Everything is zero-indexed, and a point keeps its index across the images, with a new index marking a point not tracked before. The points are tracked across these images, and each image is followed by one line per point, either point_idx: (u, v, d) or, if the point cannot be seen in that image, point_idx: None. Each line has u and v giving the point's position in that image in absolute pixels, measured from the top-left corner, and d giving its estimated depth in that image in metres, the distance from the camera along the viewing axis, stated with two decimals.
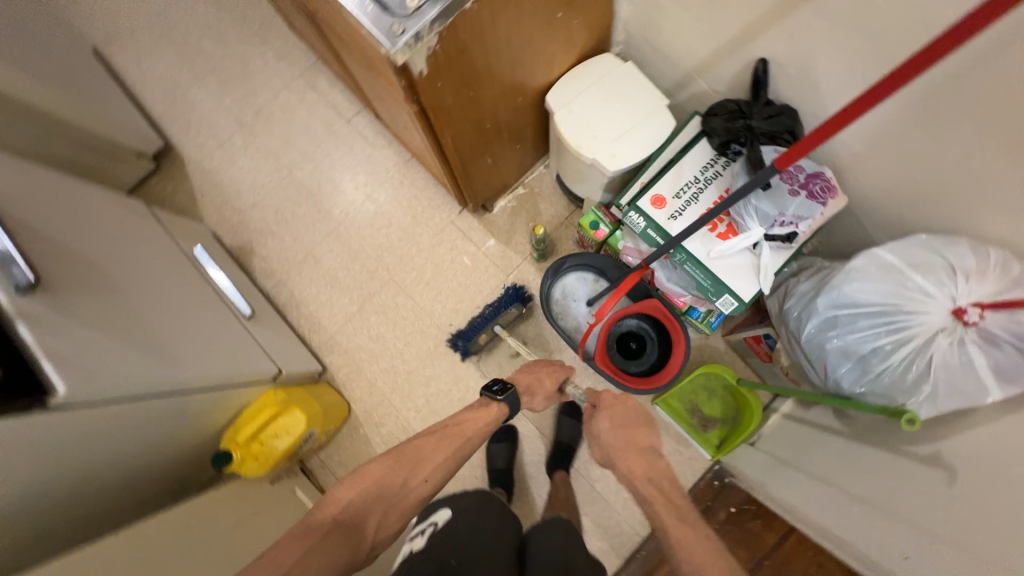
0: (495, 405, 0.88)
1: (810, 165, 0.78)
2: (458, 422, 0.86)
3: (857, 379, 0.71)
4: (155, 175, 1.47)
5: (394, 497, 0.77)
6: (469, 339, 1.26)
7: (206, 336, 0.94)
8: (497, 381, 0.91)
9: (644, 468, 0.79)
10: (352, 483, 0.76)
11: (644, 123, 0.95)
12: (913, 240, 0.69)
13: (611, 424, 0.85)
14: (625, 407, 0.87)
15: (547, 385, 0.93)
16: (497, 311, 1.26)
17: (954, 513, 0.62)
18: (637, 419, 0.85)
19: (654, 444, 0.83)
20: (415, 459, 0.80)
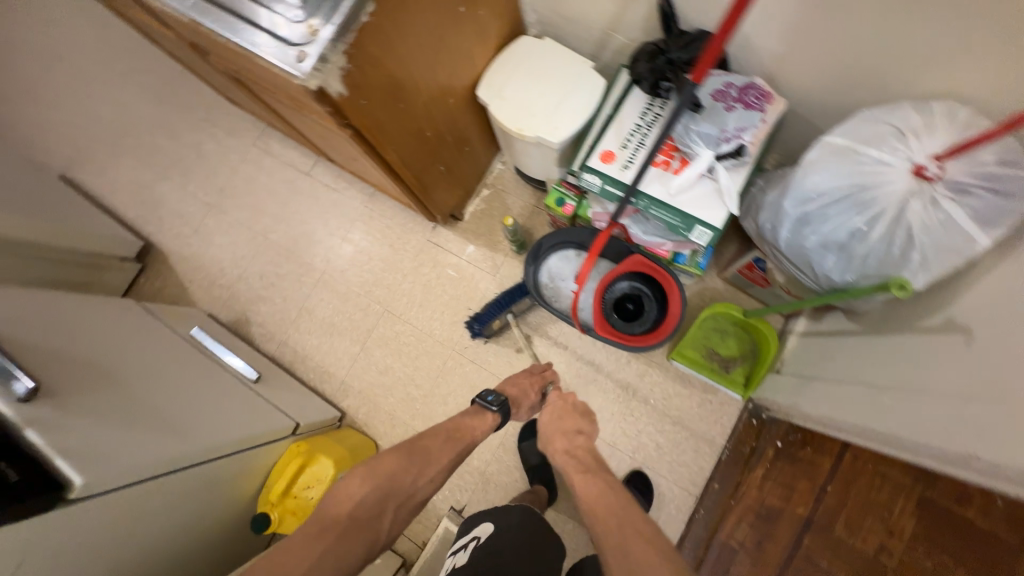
0: (490, 415, 0.88)
1: (740, 79, 0.79)
2: (460, 425, 0.85)
3: (847, 267, 0.70)
4: (142, 275, 1.52)
5: (404, 495, 0.75)
6: (483, 323, 1.25)
7: (217, 406, 0.96)
8: (491, 391, 0.90)
9: (564, 445, 0.83)
10: (362, 478, 0.73)
11: (576, 89, 0.96)
12: (856, 118, 0.69)
13: (550, 417, 0.88)
14: (565, 403, 0.90)
15: (531, 396, 0.95)
16: (512, 296, 1.24)
17: (978, 369, 0.60)
18: (570, 408, 0.88)
19: (582, 427, 0.86)
20: (424, 458, 0.78)
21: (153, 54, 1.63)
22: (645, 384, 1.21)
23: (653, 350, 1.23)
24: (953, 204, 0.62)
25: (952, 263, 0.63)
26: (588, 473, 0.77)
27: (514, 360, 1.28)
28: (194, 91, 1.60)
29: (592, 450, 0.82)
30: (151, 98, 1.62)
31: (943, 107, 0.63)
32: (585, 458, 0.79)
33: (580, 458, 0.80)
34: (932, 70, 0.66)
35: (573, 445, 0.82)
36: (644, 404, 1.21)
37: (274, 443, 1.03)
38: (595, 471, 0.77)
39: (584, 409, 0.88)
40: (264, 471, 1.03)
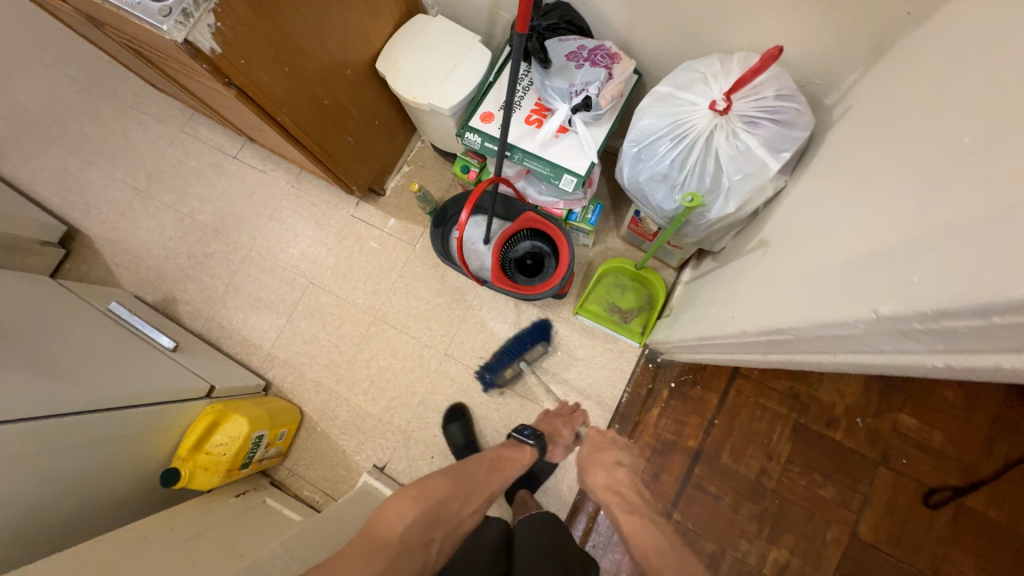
0: (527, 448, 0.94)
1: (591, 42, 0.89)
2: (503, 457, 0.90)
3: (674, 198, 0.80)
4: (67, 261, 1.52)
5: (449, 523, 0.76)
6: (495, 371, 1.28)
7: (124, 367, 0.99)
8: (527, 425, 0.97)
9: (605, 479, 0.86)
10: (413, 500, 0.73)
11: (462, 60, 1.05)
12: (679, 68, 0.80)
13: (588, 448, 0.94)
14: (603, 436, 0.95)
15: (565, 434, 1.01)
16: (525, 345, 1.27)
17: (766, 270, 0.71)
18: (608, 442, 0.94)
19: (621, 459, 0.89)
20: (470, 485, 0.82)
21: (81, 44, 1.65)
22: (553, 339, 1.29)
23: (560, 307, 1.31)
24: (748, 136, 0.72)
25: (749, 186, 0.75)
26: (632, 509, 0.78)
27: (433, 324, 1.34)
28: (122, 80, 1.63)
29: (633, 484, 0.85)
30: (77, 88, 1.63)
31: (739, 56, 0.74)
32: (629, 495, 0.81)
33: (623, 494, 0.82)
34: (736, 26, 0.78)
35: (615, 479, 0.85)
36: (553, 358, 1.29)
37: (187, 403, 1.07)
38: (638, 510, 0.78)
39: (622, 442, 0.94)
40: (180, 430, 1.06)
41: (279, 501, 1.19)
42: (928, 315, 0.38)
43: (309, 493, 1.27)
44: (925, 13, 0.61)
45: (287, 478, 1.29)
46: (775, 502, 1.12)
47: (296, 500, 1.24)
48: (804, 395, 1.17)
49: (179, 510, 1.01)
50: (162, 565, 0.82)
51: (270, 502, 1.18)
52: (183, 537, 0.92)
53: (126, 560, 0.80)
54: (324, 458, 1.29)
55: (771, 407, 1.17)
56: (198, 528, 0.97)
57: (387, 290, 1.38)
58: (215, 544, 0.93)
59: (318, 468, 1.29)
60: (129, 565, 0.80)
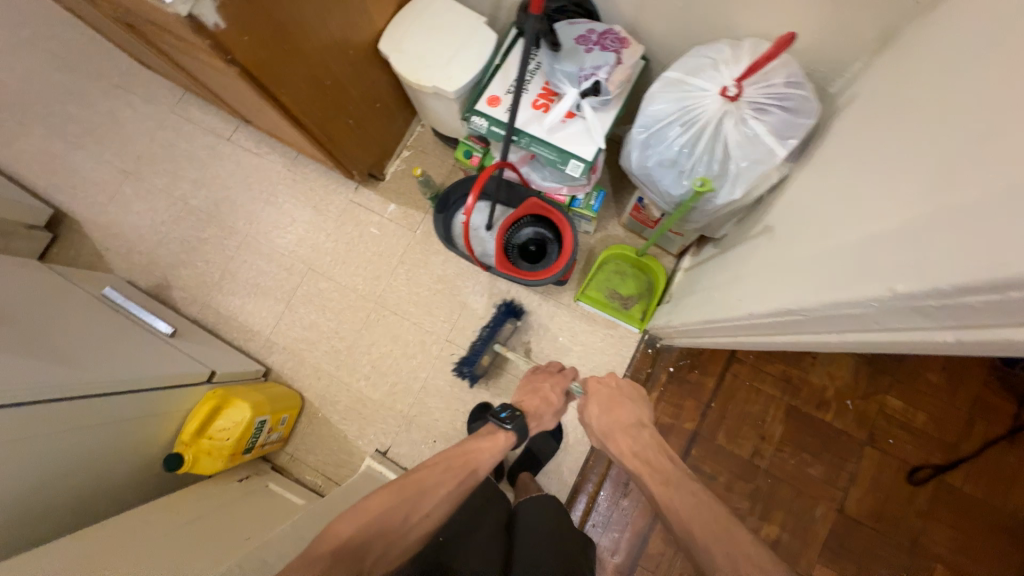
0: (504, 433, 0.85)
1: (600, 26, 0.89)
2: (464, 453, 0.81)
3: (683, 184, 0.81)
4: (54, 245, 1.48)
5: (395, 534, 0.70)
6: (472, 364, 1.27)
7: (124, 353, 0.98)
8: (505, 407, 0.88)
9: (630, 445, 0.83)
10: (353, 516, 0.68)
11: (468, 42, 1.03)
12: (688, 54, 0.80)
13: (599, 411, 0.89)
14: (610, 392, 0.91)
15: (554, 400, 0.94)
16: (494, 329, 1.28)
17: (772, 253, 0.73)
18: (620, 397, 0.90)
19: (641, 418, 0.87)
20: (418, 491, 0.74)
21: (63, 19, 1.58)
22: (554, 325, 1.31)
23: (561, 293, 1.32)
24: (756, 122, 0.73)
25: (756, 172, 0.76)
26: (665, 478, 0.77)
27: (435, 310, 1.34)
28: (108, 58, 1.57)
29: (658, 446, 0.83)
30: (59, 66, 1.57)
31: (749, 43, 0.74)
32: (655, 459, 0.80)
33: (649, 461, 0.80)
34: (744, 12, 0.78)
35: (639, 444, 0.83)
36: (554, 344, 1.30)
37: (188, 388, 1.06)
38: (669, 475, 0.77)
39: (630, 395, 0.90)
40: (181, 415, 1.05)
41: (282, 485, 1.19)
42: (945, 293, 0.39)
43: (311, 478, 1.28)
44: (934, 2, 0.62)
45: (289, 463, 1.29)
46: (766, 481, 1.16)
47: (298, 485, 1.25)
48: (798, 380, 1.20)
49: (181, 495, 1.01)
50: (167, 550, 0.81)
51: (273, 486, 1.18)
52: (185, 522, 0.91)
53: (129, 546, 0.79)
54: (325, 442, 1.29)
55: (765, 389, 1.21)
56: (198, 513, 0.96)
57: (387, 277, 1.37)
58: (216, 529, 0.92)
59: (319, 453, 1.29)
60: (132, 550, 0.79)
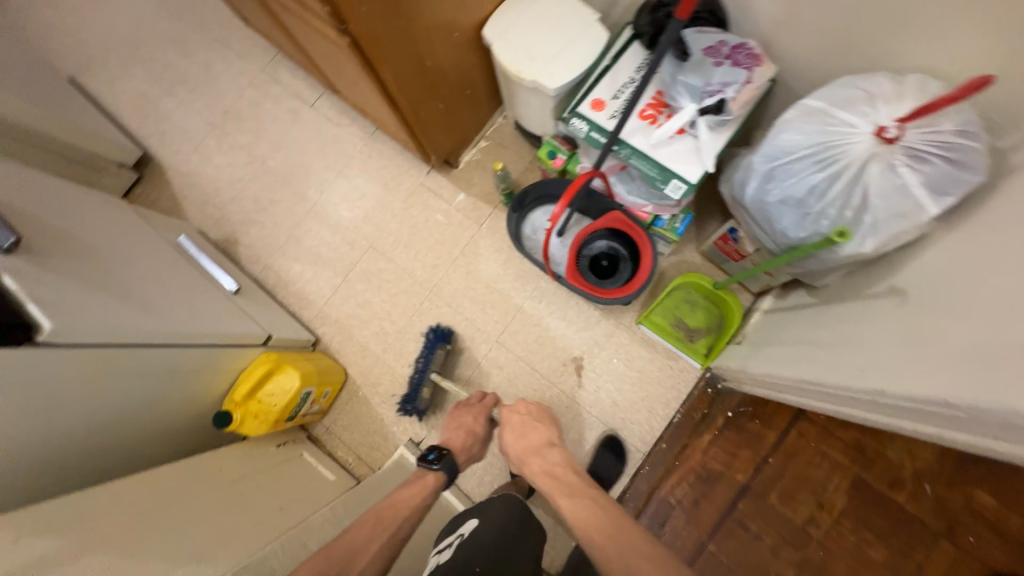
0: (433, 474, 0.86)
1: (734, 38, 0.81)
2: (390, 506, 0.77)
3: (803, 225, 0.74)
4: (138, 184, 1.54)
5: None
6: (413, 399, 1.22)
7: (195, 305, 1.00)
8: (432, 449, 0.89)
9: (539, 463, 0.85)
10: None
11: (578, 38, 0.97)
12: (836, 83, 0.72)
13: (514, 438, 0.91)
14: (524, 418, 0.93)
15: (479, 431, 0.97)
16: (427, 359, 1.23)
17: (906, 321, 0.64)
18: (531, 423, 0.92)
19: (551, 439, 0.89)
20: (348, 551, 0.68)
21: None
22: (610, 345, 1.25)
23: (623, 313, 1.26)
24: (910, 171, 0.64)
25: (899, 228, 0.67)
26: (572, 492, 0.76)
27: (489, 308, 1.31)
28: (211, 11, 1.60)
29: (568, 462, 0.84)
30: (166, 14, 1.62)
31: (917, 79, 0.65)
32: (564, 475, 0.81)
33: (560, 477, 0.81)
34: (913, 43, 0.68)
35: (549, 462, 0.84)
36: (607, 365, 1.24)
37: (244, 349, 1.06)
38: (575, 487, 0.77)
39: (543, 418, 0.94)
40: (234, 374, 1.07)
41: (316, 457, 1.20)
42: None
43: (343, 454, 1.28)
44: None
45: (323, 436, 1.30)
46: (820, 556, 0.97)
47: (330, 458, 1.25)
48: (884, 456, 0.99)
49: (226, 451, 1.02)
50: (211, 512, 0.82)
51: (308, 457, 1.19)
52: (228, 482, 0.92)
53: (179, 499, 0.80)
54: (361, 422, 1.29)
55: (836, 456, 1.01)
56: (242, 474, 0.97)
57: (446, 267, 1.35)
58: (254, 494, 0.92)
59: (354, 431, 1.29)
60: (181, 505, 0.80)
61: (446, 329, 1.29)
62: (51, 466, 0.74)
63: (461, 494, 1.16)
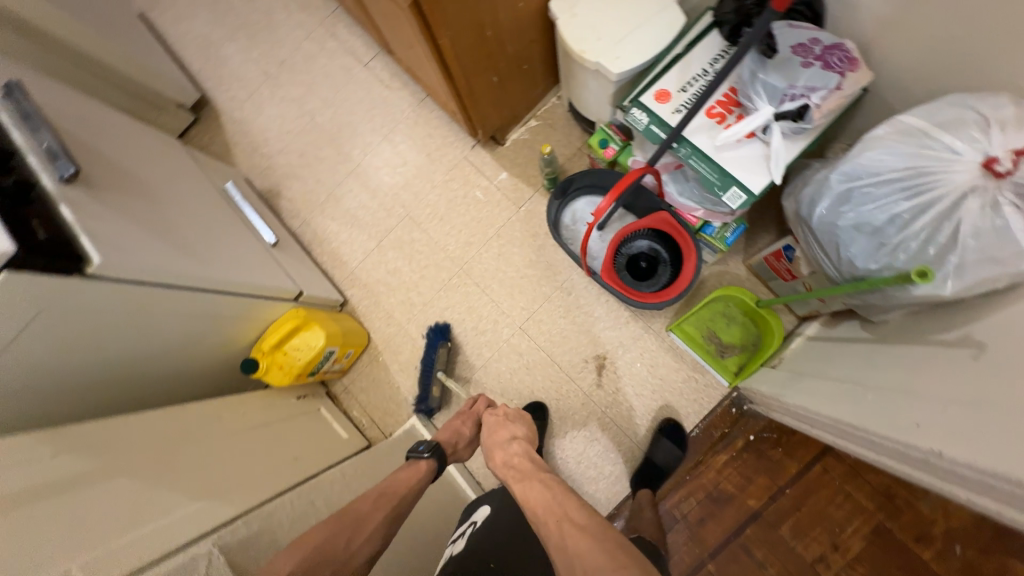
0: (424, 461, 0.84)
1: (829, 37, 0.72)
2: (391, 484, 0.78)
3: (875, 257, 0.67)
4: (194, 126, 1.58)
5: (336, 564, 0.64)
6: (423, 399, 1.21)
7: (233, 255, 1.02)
8: (420, 440, 0.87)
9: (501, 455, 0.83)
10: (290, 553, 0.63)
11: (651, 21, 0.90)
12: (942, 100, 0.64)
13: (485, 434, 0.89)
14: (498, 417, 0.91)
15: (467, 431, 0.93)
16: (431, 358, 1.22)
17: (979, 379, 0.57)
18: (502, 420, 0.90)
19: (517, 433, 0.86)
20: (355, 519, 0.70)
21: None
22: (636, 348, 1.21)
23: (654, 317, 1.21)
24: (1015, 212, 0.56)
25: (992, 276, 0.58)
26: (525, 482, 0.74)
27: (516, 293, 1.29)
28: None
29: (529, 453, 0.81)
30: None
31: None
32: (523, 464, 0.78)
33: (518, 467, 0.78)
34: None
35: (510, 455, 0.81)
36: (630, 368, 1.20)
37: (275, 302, 1.09)
38: (530, 476, 0.75)
39: (516, 417, 0.91)
40: (264, 324, 1.10)
41: (332, 414, 1.24)
42: None
43: (357, 415, 1.31)
44: None
45: (341, 394, 1.34)
46: None
47: (345, 417, 1.29)
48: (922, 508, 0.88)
49: (250, 397, 1.06)
50: (231, 454, 0.85)
51: (325, 412, 1.23)
52: (248, 427, 0.96)
53: (202, 438, 0.84)
54: (378, 386, 1.32)
55: (861, 499, 0.95)
56: (261, 422, 1.01)
57: (479, 245, 1.33)
58: (272, 443, 0.96)
59: (371, 394, 1.32)
60: (203, 443, 0.83)
61: (444, 325, 1.29)
62: (88, 385, 0.78)
63: (466, 473, 1.18)
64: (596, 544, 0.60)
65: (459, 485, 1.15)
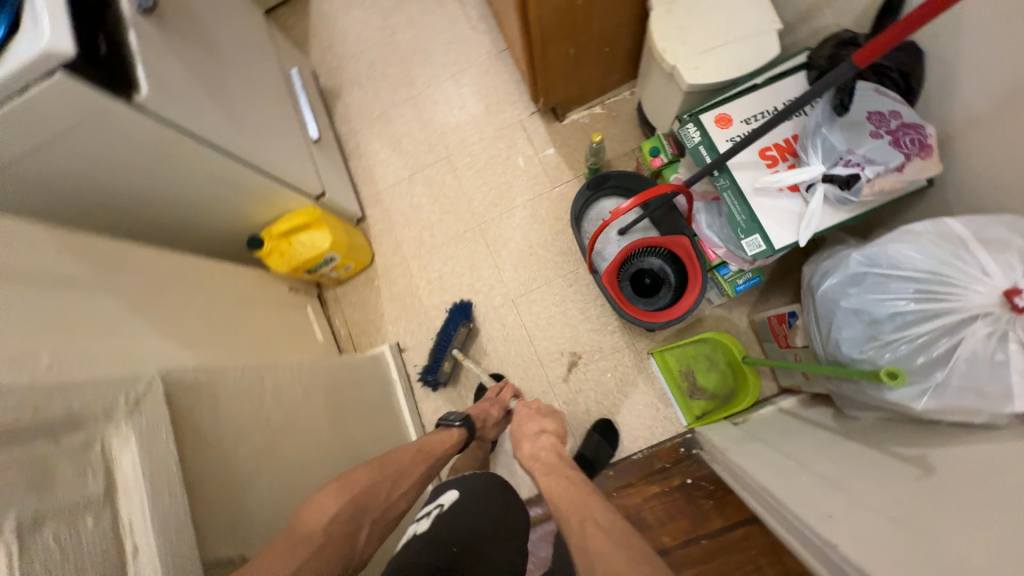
0: (455, 431, 0.89)
1: (911, 115, 0.68)
2: (430, 446, 0.83)
3: (862, 346, 0.65)
4: (283, 5, 1.60)
5: (377, 508, 0.69)
6: (436, 372, 1.22)
7: (272, 136, 1.06)
8: (453, 410, 0.93)
9: (529, 447, 0.84)
10: (335, 493, 0.65)
11: (744, 42, 0.86)
12: (997, 216, 0.60)
13: (514, 425, 0.92)
14: (530, 411, 0.93)
15: (494, 414, 0.99)
16: (449, 334, 1.23)
17: (911, 498, 0.56)
18: (535, 412, 0.92)
19: (548, 428, 0.87)
20: (397, 471, 0.75)
21: None
22: (612, 359, 1.21)
23: (640, 336, 1.21)
24: (1017, 353, 0.54)
25: (969, 406, 0.57)
26: (550, 473, 0.75)
27: (521, 267, 1.29)
28: None
29: (556, 449, 0.82)
30: None
31: None
32: (548, 458, 0.79)
33: (544, 460, 0.79)
34: None
35: (537, 447, 0.83)
36: (599, 375, 1.21)
37: (298, 194, 1.14)
38: (555, 469, 0.76)
39: (547, 412, 0.92)
40: (281, 211, 1.15)
41: (315, 315, 1.30)
42: None
43: (338, 325, 1.37)
44: None
45: (330, 301, 1.40)
46: None
47: (326, 322, 1.35)
48: None
49: (247, 270, 1.12)
50: (209, 312, 0.91)
51: (309, 311, 1.28)
52: (233, 296, 1.01)
53: (189, 288, 0.90)
54: (365, 306, 1.37)
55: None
56: (247, 297, 1.06)
57: (502, 210, 1.33)
58: (249, 318, 1.02)
59: (356, 311, 1.37)
60: (189, 293, 0.89)
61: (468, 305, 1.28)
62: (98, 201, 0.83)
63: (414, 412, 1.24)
64: (615, 546, 0.57)
65: (404, 420, 1.21)
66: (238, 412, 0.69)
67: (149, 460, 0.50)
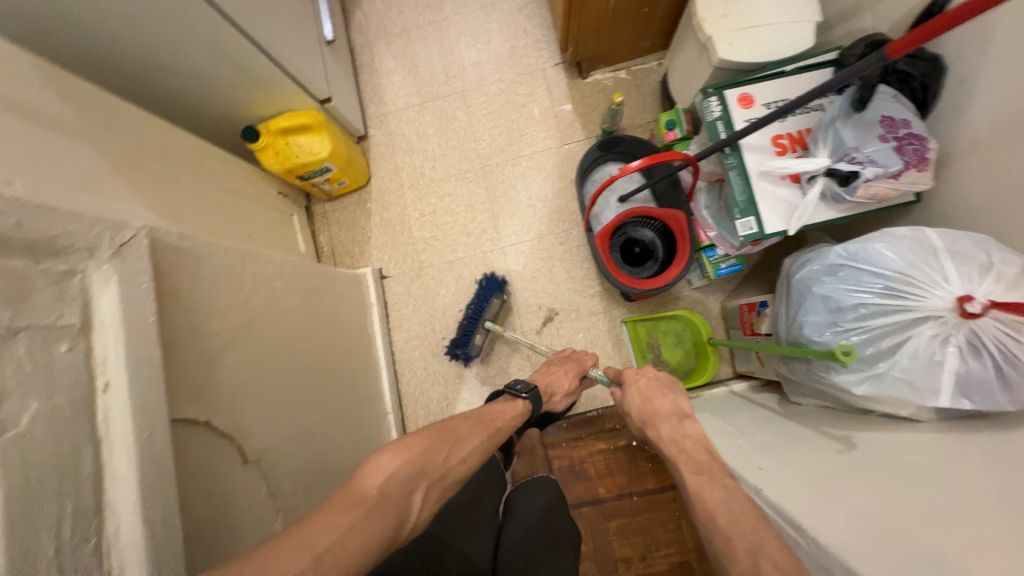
0: (519, 400, 0.91)
1: (920, 127, 0.71)
2: (495, 412, 0.82)
3: (822, 331, 0.70)
4: None
5: (439, 474, 0.63)
6: (466, 346, 1.19)
7: (286, 24, 1.00)
8: (521, 381, 0.96)
9: (669, 434, 0.67)
10: (393, 453, 0.60)
11: (782, 28, 0.86)
12: (970, 234, 0.64)
13: (637, 401, 0.76)
14: (648, 381, 0.79)
15: (566, 382, 0.98)
16: (481, 306, 1.19)
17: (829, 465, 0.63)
18: (657, 389, 0.76)
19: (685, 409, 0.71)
20: (455, 437, 0.69)
21: None
22: (587, 321, 1.25)
23: (617, 304, 1.25)
24: (953, 355, 0.60)
25: (898, 394, 0.63)
26: (709, 478, 0.57)
27: (516, 217, 1.30)
28: None
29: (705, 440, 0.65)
30: None
31: None
32: (699, 456, 0.61)
33: (690, 454, 0.63)
34: None
35: (682, 432, 0.66)
36: (572, 334, 1.25)
37: (303, 93, 1.09)
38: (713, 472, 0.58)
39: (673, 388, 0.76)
40: (283, 108, 1.09)
41: (299, 225, 1.27)
42: None
43: (321, 241, 1.35)
44: None
45: (317, 214, 1.36)
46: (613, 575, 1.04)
47: (310, 235, 1.32)
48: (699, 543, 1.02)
49: (238, 162, 1.08)
50: (192, 191, 0.87)
51: (294, 220, 1.26)
52: (220, 184, 0.98)
53: (175, 161, 0.86)
54: (352, 226, 1.35)
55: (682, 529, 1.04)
56: (236, 189, 1.03)
57: (509, 157, 1.32)
58: (234, 210, 0.99)
59: (342, 230, 1.35)
60: (173, 166, 0.85)
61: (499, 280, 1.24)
62: (83, 48, 0.76)
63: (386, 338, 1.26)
64: None
65: (375, 342, 1.23)
66: (217, 290, 0.69)
67: (129, 306, 0.50)
